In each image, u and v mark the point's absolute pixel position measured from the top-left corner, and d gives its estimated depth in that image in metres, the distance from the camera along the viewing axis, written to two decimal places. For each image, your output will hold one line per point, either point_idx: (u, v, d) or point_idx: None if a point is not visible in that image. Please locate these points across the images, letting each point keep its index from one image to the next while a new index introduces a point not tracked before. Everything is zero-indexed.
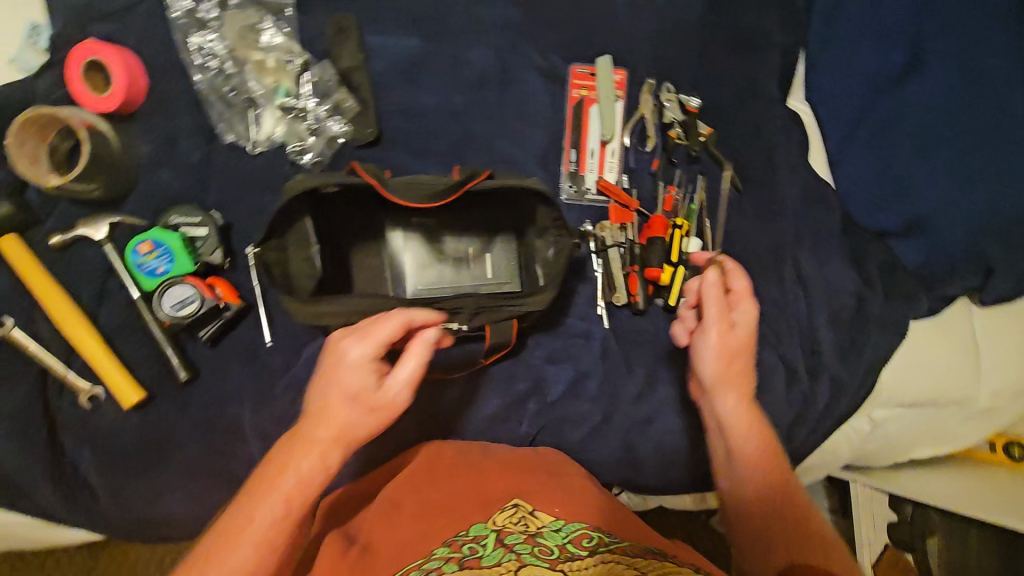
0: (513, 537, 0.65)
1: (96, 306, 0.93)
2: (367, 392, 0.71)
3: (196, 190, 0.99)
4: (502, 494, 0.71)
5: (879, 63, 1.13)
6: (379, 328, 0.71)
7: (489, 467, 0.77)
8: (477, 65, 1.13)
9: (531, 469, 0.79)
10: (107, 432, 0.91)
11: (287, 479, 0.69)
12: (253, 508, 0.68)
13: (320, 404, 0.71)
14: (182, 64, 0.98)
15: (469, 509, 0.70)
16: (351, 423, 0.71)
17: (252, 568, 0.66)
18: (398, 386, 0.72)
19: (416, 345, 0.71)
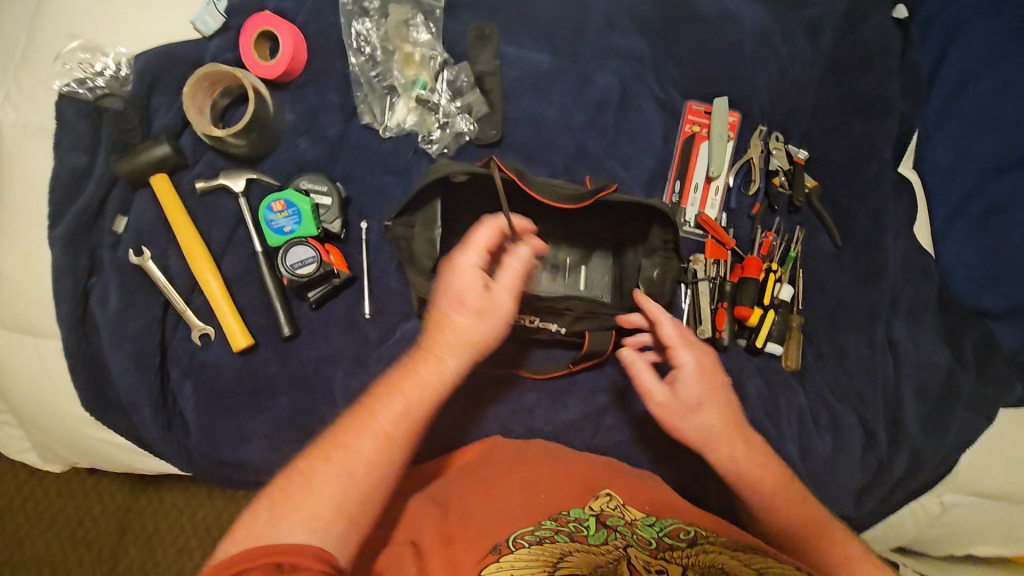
0: (614, 520, 0.68)
1: (221, 252, 0.99)
2: (478, 295, 0.76)
3: (328, 162, 1.05)
4: (597, 486, 0.75)
5: (998, 146, 1.15)
6: (477, 235, 0.77)
7: (577, 462, 0.81)
8: (600, 87, 1.18)
9: (617, 470, 0.83)
10: (209, 371, 0.96)
11: (414, 381, 0.74)
12: (374, 402, 0.72)
13: (441, 313, 0.77)
14: (339, 46, 1.06)
15: (568, 491, 0.73)
16: (465, 325, 0.75)
17: (373, 452, 0.69)
18: (501, 291, 0.77)
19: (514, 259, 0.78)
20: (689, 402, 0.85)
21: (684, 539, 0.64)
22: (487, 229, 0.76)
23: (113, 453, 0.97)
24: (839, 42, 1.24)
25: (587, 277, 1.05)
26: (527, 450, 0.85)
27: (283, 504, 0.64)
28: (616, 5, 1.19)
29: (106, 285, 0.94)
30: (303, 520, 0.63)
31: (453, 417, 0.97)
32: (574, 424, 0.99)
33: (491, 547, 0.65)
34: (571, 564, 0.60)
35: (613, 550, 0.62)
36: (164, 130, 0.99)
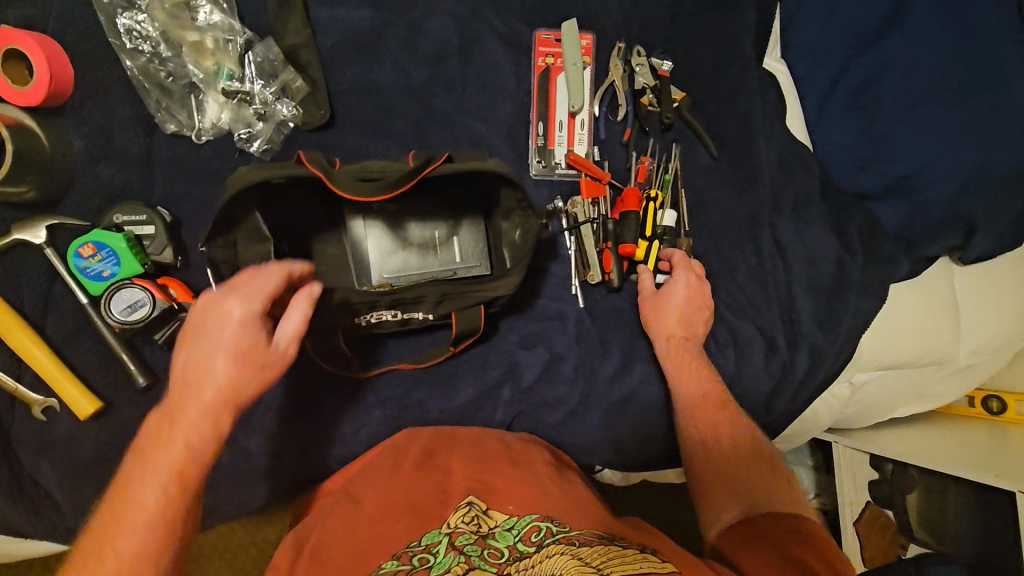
0: (464, 539, 0.64)
1: (41, 315, 0.88)
2: (261, 345, 0.68)
3: (141, 185, 0.93)
4: (460, 491, 0.71)
5: (862, 17, 1.09)
6: (263, 275, 0.71)
7: (447, 461, 0.78)
8: (435, 35, 1.06)
9: (498, 460, 0.79)
10: (65, 444, 0.88)
11: (193, 395, 0.65)
12: (161, 441, 0.63)
13: (195, 367, 0.66)
14: (113, 50, 0.91)
15: (428, 507, 0.70)
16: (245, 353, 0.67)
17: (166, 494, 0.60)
18: (287, 338, 0.70)
19: (300, 296, 0.70)
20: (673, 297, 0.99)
21: (533, 545, 0.61)
22: (276, 273, 0.71)
23: None
24: None
25: (460, 248, 0.96)
26: (402, 458, 0.82)
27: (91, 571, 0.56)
28: None
29: None
30: None
31: (343, 427, 0.94)
32: (471, 405, 0.97)
33: None
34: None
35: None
36: None
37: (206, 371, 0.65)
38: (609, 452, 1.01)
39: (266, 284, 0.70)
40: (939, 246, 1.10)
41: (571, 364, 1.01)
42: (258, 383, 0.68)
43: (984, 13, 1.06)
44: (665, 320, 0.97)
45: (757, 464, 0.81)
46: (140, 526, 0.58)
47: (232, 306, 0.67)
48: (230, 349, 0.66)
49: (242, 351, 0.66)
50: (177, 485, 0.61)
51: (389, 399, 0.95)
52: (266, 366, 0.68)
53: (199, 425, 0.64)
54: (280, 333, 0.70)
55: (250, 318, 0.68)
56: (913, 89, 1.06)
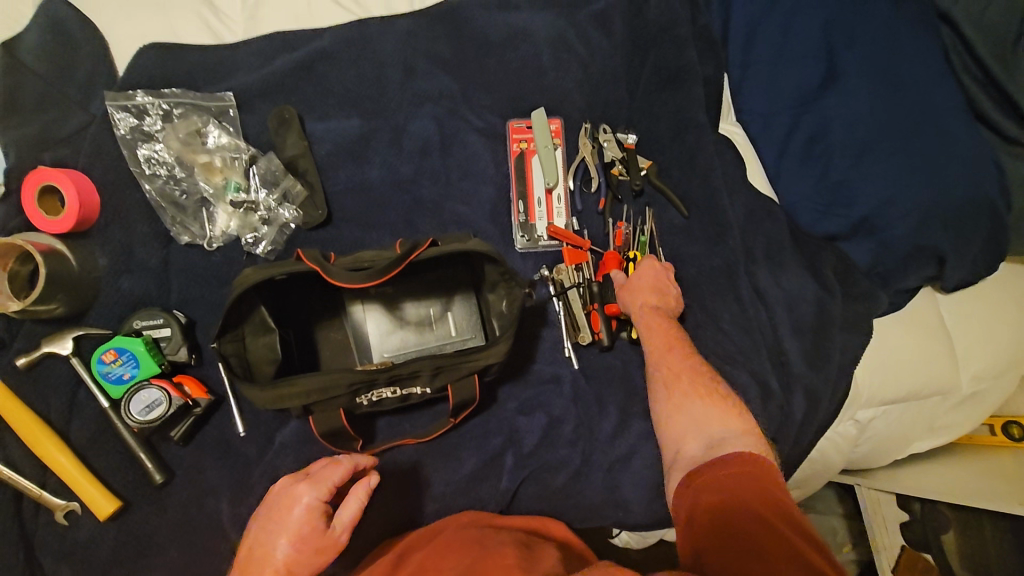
0: None
1: (66, 422, 0.94)
2: (315, 533, 0.72)
3: (159, 292, 1.02)
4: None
5: (801, 81, 1.20)
6: (329, 472, 0.75)
7: (439, 544, 0.82)
8: (418, 135, 1.18)
9: (484, 539, 0.81)
10: (86, 547, 0.91)
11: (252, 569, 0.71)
12: None
13: (260, 549, 0.72)
14: (133, 176, 1.02)
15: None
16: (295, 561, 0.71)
17: None
18: (341, 529, 0.73)
19: (358, 488, 0.74)
20: (643, 284, 1.04)
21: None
22: (337, 466, 0.76)
23: None
24: (631, 28, 1.29)
25: (455, 322, 1.02)
26: (390, 557, 0.84)
27: None
28: (409, 50, 1.20)
29: None
30: None
31: None
32: (476, 475, 0.99)
33: None
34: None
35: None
36: None
37: (267, 558, 0.71)
38: (617, 511, 1.02)
39: (329, 476, 0.75)
40: (914, 277, 1.16)
41: (570, 425, 1.04)
42: (310, 570, 0.71)
43: (906, 66, 1.17)
44: (641, 292, 1.03)
45: (716, 414, 0.89)
46: None
47: (302, 492, 0.73)
48: (293, 535, 0.71)
49: (301, 538, 0.71)
50: None
51: (395, 476, 0.98)
52: (321, 550, 0.72)
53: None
54: (337, 520, 0.74)
55: (315, 504, 0.73)
56: (857, 138, 1.15)
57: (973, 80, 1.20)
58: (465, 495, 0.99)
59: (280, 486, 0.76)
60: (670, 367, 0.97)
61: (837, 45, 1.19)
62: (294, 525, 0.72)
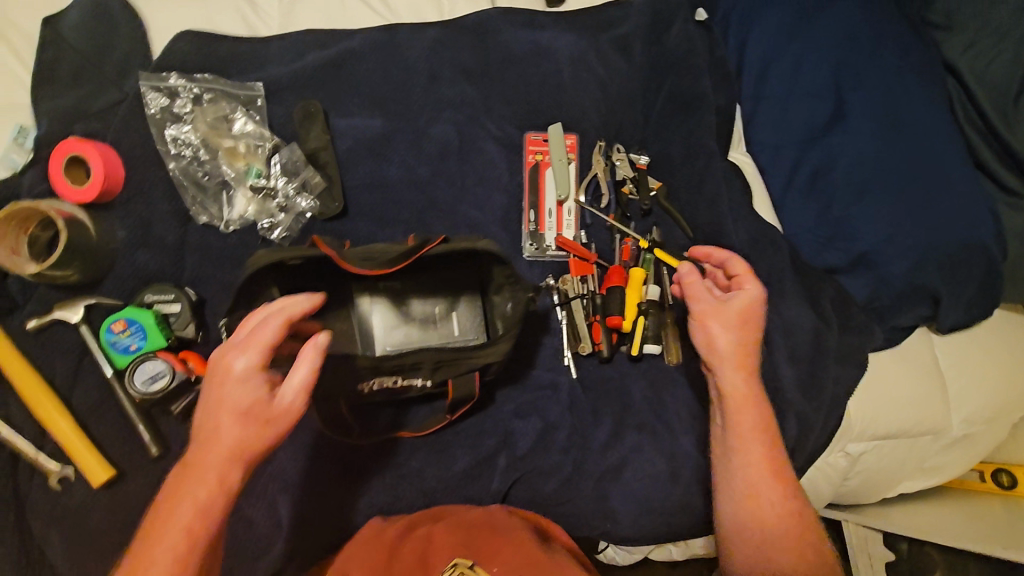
0: None
1: (69, 387, 0.95)
2: (261, 405, 0.70)
3: (172, 268, 1.04)
4: (445, 557, 0.73)
5: (809, 118, 1.24)
6: (258, 333, 0.70)
7: (447, 521, 0.83)
8: (438, 139, 1.22)
9: (491, 524, 0.83)
10: (74, 514, 0.90)
11: (211, 448, 0.69)
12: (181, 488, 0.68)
13: (208, 427, 0.70)
14: (159, 154, 1.05)
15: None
16: (247, 439, 0.69)
17: (185, 529, 0.67)
18: (293, 392, 0.70)
19: (307, 349, 0.70)
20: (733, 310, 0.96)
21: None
22: (268, 326, 0.69)
23: None
24: (650, 54, 1.33)
25: (458, 322, 1.04)
26: (387, 539, 0.82)
27: None
28: (436, 57, 1.24)
29: None
30: None
31: (341, 497, 0.96)
32: (468, 473, 1.00)
33: None
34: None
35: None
36: None
37: (217, 431, 0.69)
38: (605, 520, 1.03)
39: (263, 339, 0.70)
40: (908, 317, 1.19)
41: (565, 432, 1.05)
42: (267, 441, 0.70)
43: (913, 111, 1.21)
44: (725, 322, 0.95)
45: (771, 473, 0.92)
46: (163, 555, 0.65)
47: (236, 362, 0.70)
48: (238, 411, 0.69)
49: (245, 411, 0.69)
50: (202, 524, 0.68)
51: (389, 468, 0.98)
52: (272, 420, 0.70)
53: (211, 478, 0.68)
54: (288, 385, 0.70)
55: (253, 373, 0.70)
56: (863, 175, 1.19)
57: (976, 130, 1.25)
58: (456, 493, 0.99)
59: (210, 363, 0.73)
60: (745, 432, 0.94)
61: (846, 86, 1.24)
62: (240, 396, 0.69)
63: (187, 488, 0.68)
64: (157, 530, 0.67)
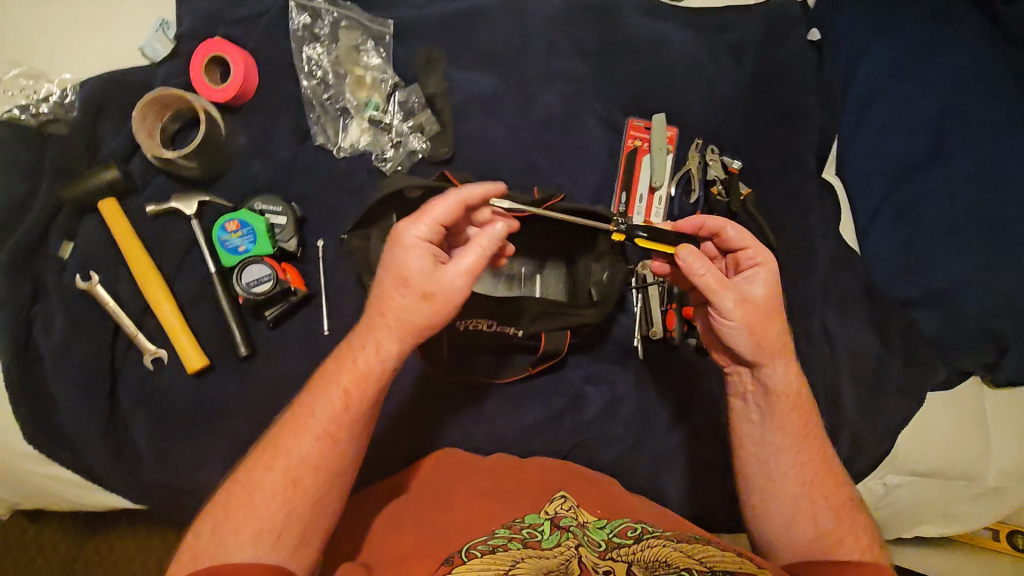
0: (566, 522, 0.73)
1: (174, 275, 0.98)
2: (425, 278, 0.71)
3: (282, 182, 1.07)
4: (548, 494, 0.80)
5: (910, 150, 1.25)
6: (437, 208, 0.74)
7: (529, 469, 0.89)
8: (546, 107, 1.24)
9: (572, 476, 0.89)
10: (164, 395, 0.94)
11: (383, 314, 0.73)
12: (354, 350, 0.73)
13: (381, 301, 0.73)
14: (294, 70, 1.08)
15: (526, 501, 0.79)
16: (409, 311, 0.72)
17: (349, 393, 0.71)
18: (456, 274, 0.72)
19: (483, 238, 0.72)
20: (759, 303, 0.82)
21: (631, 537, 0.69)
22: (447, 203, 0.73)
23: (60, 492, 0.93)
24: (761, 63, 1.35)
25: (543, 285, 1.07)
26: (481, 466, 0.91)
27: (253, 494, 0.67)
28: (557, 29, 1.26)
29: (52, 313, 0.93)
30: (268, 500, 0.67)
31: (413, 427, 1.00)
32: (534, 428, 1.03)
33: (445, 560, 0.66)
34: (521, 570, 0.63)
35: (565, 552, 0.66)
36: (111, 155, 0.98)
37: (386, 305, 0.72)
38: (654, 498, 1.05)
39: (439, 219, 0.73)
40: (971, 361, 1.21)
41: (630, 407, 1.07)
42: (432, 319, 0.72)
43: (1015, 162, 1.22)
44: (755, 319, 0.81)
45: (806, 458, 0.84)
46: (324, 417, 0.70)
47: (410, 230, 0.72)
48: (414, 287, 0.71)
49: (410, 280, 0.71)
50: (361, 394, 0.71)
51: (462, 408, 1.01)
52: (437, 298, 0.72)
53: (377, 342, 0.73)
54: (455, 266, 0.72)
55: (423, 243, 0.72)
56: (951, 216, 1.21)
57: None
58: (520, 445, 1.02)
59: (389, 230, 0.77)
60: (781, 407, 0.84)
61: (952, 126, 1.25)
62: (409, 264, 0.72)
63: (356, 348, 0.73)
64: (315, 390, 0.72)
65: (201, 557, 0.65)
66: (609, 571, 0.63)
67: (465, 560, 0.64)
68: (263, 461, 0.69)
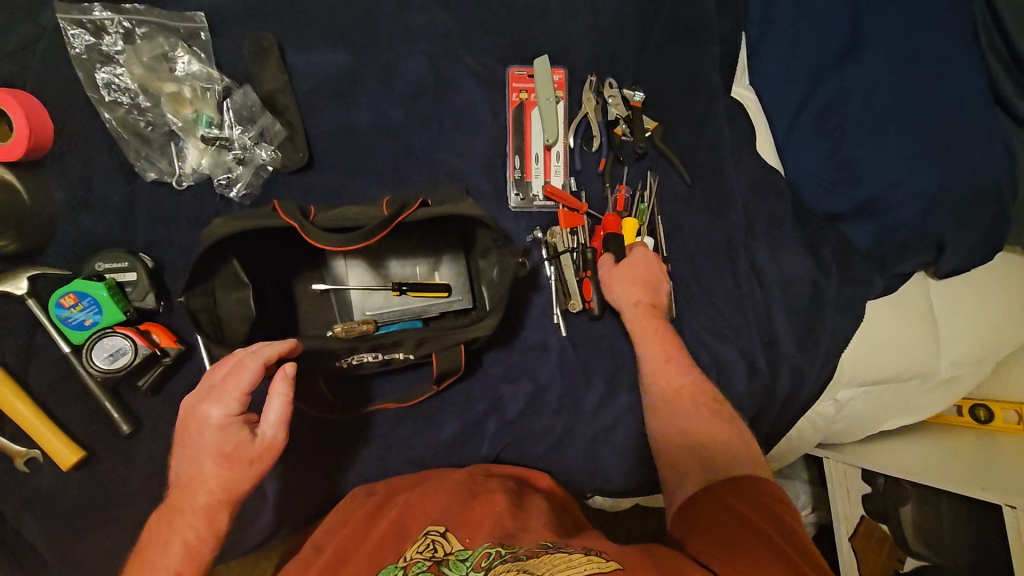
0: (419, 566, 0.63)
1: (23, 366, 0.89)
2: (240, 447, 0.68)
3: (121, 233, 0.94)
4: (420, 525, 0.72)
5: (823, 44, 1.11)
6: (232, 381, 0.68)
7: (417, 494, 0.80)
8: (411, 76, 1.08)
9: (467, 488, 0.81)
10: (49, 494, 0.88)
11: (197, 451, 0.68)
12: (194, 466, 0.68)
13: (186, 472, 0.69)
14: (93, 103, 0.92)
15: (390, 546, 0.69)
16: (231, 449, 0.68)
17: (206, 515, 0.68)
18: (271, 429, 0.69)
19: (276, 385, 0.68)
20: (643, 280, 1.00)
21: (480, 569, 0.61)
22: (245, 369, 0.68)
23: None
24: None
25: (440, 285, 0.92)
26: (368, 500, 0.83)
27: None
28: None
29: None
30: None
31: (328, 468, 0.94)
32: (457, 439, 0.97)
33: None
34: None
35: None
36: None
37: (203, 456, 0.68)
38: (595, 479, 1.02)
39: (232, 396, 0.68)
40: (911, 263, 1.12)
41: (554, 394, 1.02)
42: (248, 481, 0.69)
43: (934, 39, 1.09)
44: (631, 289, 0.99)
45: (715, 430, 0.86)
46: (180, 543, 0.67)
47: (210, 410, 0.68)
48: (217, 454, 0.68)
49: (225, 454, 0.68)
50: (217, 509, 0.69)
51: (376, 435, 0.96)
52: (254, 460, 0.69)
53: (215, 471, 0.68)
54: (265, 423, 0.69)
55: (231, 418, 0.68)
56: (875, 114, 1.09)
57: (1001, 58, 1.12)
58: (446, 458, 0.97)
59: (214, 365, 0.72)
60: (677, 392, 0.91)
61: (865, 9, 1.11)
62: (217, 421, 0.68)
63: (197, 476, 0.68)
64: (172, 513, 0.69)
65: None
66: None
67: None
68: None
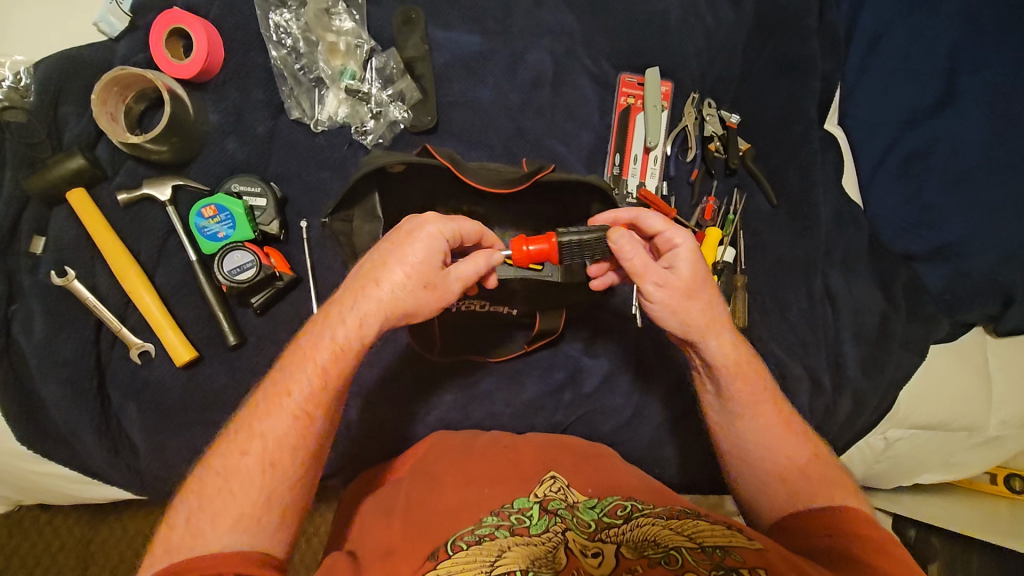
0: (555, 504, 0.73)
1: (153, 265, 0.95)
2: (430, 274, 0.68)
3: (258, 161, 1.01)
4: (542, 469, 0.80)
5: (919, 95, 1.18)
6: (460, 220, 0.71)
7: (523, 447, 0.86)
8: (535, 65, 1.16)
9: (569, 449, 0.88)
10: (155, 388, 0.93)
11: (386, 259, 0.68)
12: (371, 275, 0.68)
13: (367, 276, 0.69)
14: (262, 41, 1.02)
15: (515, 482, 0.78)
16: (422, 265, 0.68)
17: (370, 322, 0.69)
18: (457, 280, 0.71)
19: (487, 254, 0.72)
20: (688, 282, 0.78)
21: (621, 516, 0.70)
22: (472, 220, 0.72)
23: (65, 489, 0.94)
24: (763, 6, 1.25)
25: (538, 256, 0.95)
26: (471, 442, 0.90)
27: (235, 471, 0.64)
28: None
29: (31, 310, 0.90)
30: (259, 472, 0.64)
31: (411, 407, 0.99)
32: (534, 403, 1.02)
33: (429, 556, 0.67)
34: (508, 561, 0.64)
35: (551, 538, 0.67)
36: (75, 140, 0.93)
37: (397, 265, 0.68)
38: (657, 465, 1.05)
39: (440, 231, 0.68)
40: (976, 313, 1.18)
41: (630, 378, 1.05)
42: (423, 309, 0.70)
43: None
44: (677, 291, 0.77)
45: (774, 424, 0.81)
46: (330, 352, 0.69)
47: (429, 226, 0.68)
48: (409, 267, 0.68)
49: (411, 270, 0.68)
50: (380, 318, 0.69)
51: (459, 385, 1.01)
52: (433, 295, 0.69)
53: (392, 279, 0.68)
54: (456, 272, 0.70)
55: (439, 242, 0.69)
56: (959, 167, 1.15)
57: None
58: (520, 419, 1.01)
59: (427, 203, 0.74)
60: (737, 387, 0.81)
61: (963, 68, 1.17)
62: (428, 236, 0.68)
63: (374, 277, 0.68)
64: (326, 321, 0.70)
65: (187, 531, 0.61)
66: (597, 555, 0.64)
67: (451, 556, 0.66)
68: (235, 443, 0.66)
